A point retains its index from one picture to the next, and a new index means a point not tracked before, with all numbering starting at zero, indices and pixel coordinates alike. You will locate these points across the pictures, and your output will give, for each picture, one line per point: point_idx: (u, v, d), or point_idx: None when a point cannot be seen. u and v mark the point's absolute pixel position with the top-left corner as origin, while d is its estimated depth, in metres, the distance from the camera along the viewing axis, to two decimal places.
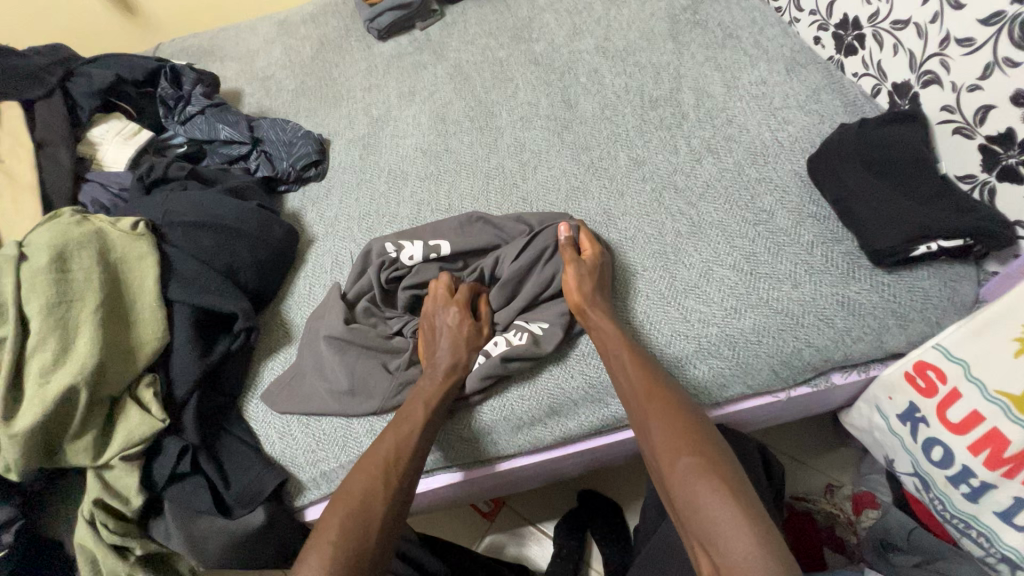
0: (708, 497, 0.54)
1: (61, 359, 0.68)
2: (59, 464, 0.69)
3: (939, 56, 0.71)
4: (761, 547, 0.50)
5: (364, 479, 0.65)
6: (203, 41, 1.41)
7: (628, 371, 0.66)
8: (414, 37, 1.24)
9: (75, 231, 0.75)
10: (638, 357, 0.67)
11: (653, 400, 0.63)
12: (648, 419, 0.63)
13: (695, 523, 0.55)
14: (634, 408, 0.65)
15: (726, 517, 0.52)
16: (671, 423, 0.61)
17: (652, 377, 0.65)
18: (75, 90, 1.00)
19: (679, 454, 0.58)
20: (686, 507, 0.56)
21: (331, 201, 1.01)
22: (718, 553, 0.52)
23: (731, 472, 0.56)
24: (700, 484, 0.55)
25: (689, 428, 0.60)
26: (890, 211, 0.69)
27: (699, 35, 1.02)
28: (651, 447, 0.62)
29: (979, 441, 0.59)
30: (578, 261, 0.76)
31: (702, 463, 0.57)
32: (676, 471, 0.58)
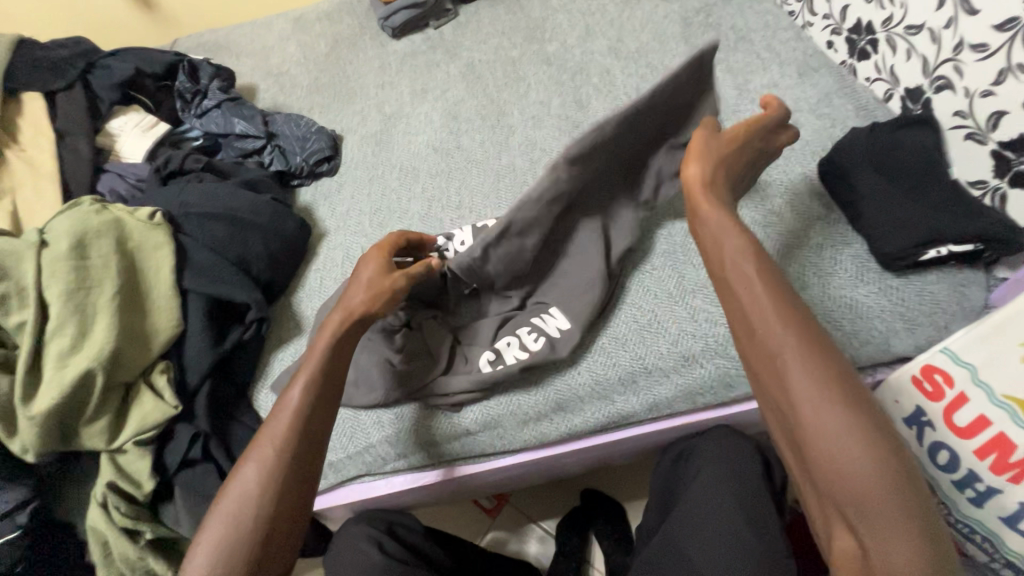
0: (866, 471, 0.47)
1: (79, 344, 0.69)
2: (74, 446, 0.70)
3: (952, 61, 0.71)
4: (917, 536, 0.45)
5: (255, 456, 0.58)
6: (220, 37, 1.43)
7: (761, 299, 0.55)
8: (428, 36, 1.25)
9: (95, 219, 0.76)
10: (774, 284, 0.56)
11: (801, 347, 0.52)
12: (786, 368, 0.52)
13: (835, 492, 0.48)
14: (762, 343, 0.54)
15: (888, 494, 0.46)
16: (822, 374, 0.50)
17: (802, 325, 0.53)
18: (95, 82, 1.02)
19: (830, 411, 0.49)
20: (825, 472, 0.48)
21: (343, 195, 1.02)
22: (870, 535, 0.46)
23: (891, 438, 0.48)
24: (856, 452, 0.47)
25: (845, 385, 0.50)
26: (900, 216, 0.69)
27: (711, 37, 1.03)
28: (784, 394, 0.52)
29: (985, 446, 0.60)
30: (718, 158, 0.65)
31: (864, 429, 0.48)
32: (824, 432, 0.49)
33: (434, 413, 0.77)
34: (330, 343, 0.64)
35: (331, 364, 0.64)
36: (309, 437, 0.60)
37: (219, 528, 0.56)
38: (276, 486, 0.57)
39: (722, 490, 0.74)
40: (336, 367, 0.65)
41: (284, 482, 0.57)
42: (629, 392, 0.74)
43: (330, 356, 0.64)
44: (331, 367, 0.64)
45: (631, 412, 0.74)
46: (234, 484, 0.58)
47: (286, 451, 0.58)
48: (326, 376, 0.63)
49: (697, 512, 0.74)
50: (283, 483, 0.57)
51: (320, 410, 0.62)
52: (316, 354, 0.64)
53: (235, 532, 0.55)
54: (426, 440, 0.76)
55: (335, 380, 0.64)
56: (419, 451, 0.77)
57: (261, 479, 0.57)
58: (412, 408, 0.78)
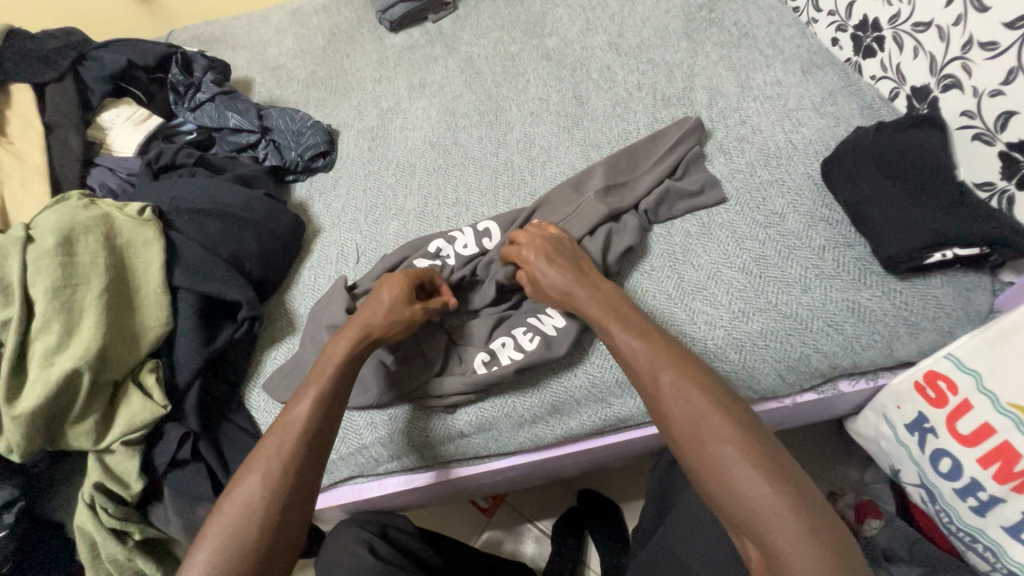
0: (747, 484, 0.49)
1: (65, 342, 0.68)
2: (61, 445, 0.69)
3: (961, 60, 0.70)
4: (812, 535, 0.46)
5: (261, 463, 0.57)
6: (216, 28, 1.41)
7: (631, 346, 0.59)
8: (426, 29, 1.23)
9: (82, 214, 0.75)
10: (636, 329, 0.61)
11: (675, 378, 0.55)
12: (667, 398, 0.55)
13: (734, 511, 0.49)
14: (645, 386, 0.57)
15: (775, 501, 0.47)
16: (697, 399, 0.54)
17: (669, 359, 0.57)
18: (86, 74, 1.00)
19: (707, 436, 0.52)
20: (722, 493, 0.50)
21: (338, 191, 1.00)
22: (768, 549, 0.47)
23: (767, 449, 0.50)
24: (736, 466, 0.49)
25: (721, 404, 0.53)
26: (905, 218, 0.68)
27: (714, 33, 1.01)
28: (668, 428, 0.55)
29: (989, 455, 0.58)
30: (543, 253, 0.71)
31: (742, 443, 0.50)
32: (709, 453, 0.51)
33: (428, 414, 0.76)
34: (346, 357, 0.65)
35: (342, 375, 0.64)
36: (315, 447, 0.59)
37: (222, 536, 0.53)
38: (282, 494, 0.55)
39: None
40: (347, 379, 0.64)
41: (289, 489, 0.56)
42: (626, 395, 0.73)
43: (344, 367, 0.64)
44: (340, 375, 0.63)
45: (628, 415, 0.73)
46: (236, 494, 0.56)
47: (293, 458, 0.57)
48: (336, 386, 0.63)
49: (694, 518, 0.72)
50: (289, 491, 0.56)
51: (329, 420, 0.61)
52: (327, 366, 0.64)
53: (238, 541, 0.53)
54: (420, 441, 0.75)
55: (342, 389, 0.64)
56: (414, 453, 0.76)
57: (264, 486, 0.55)
58: (405, 409, 0.76)
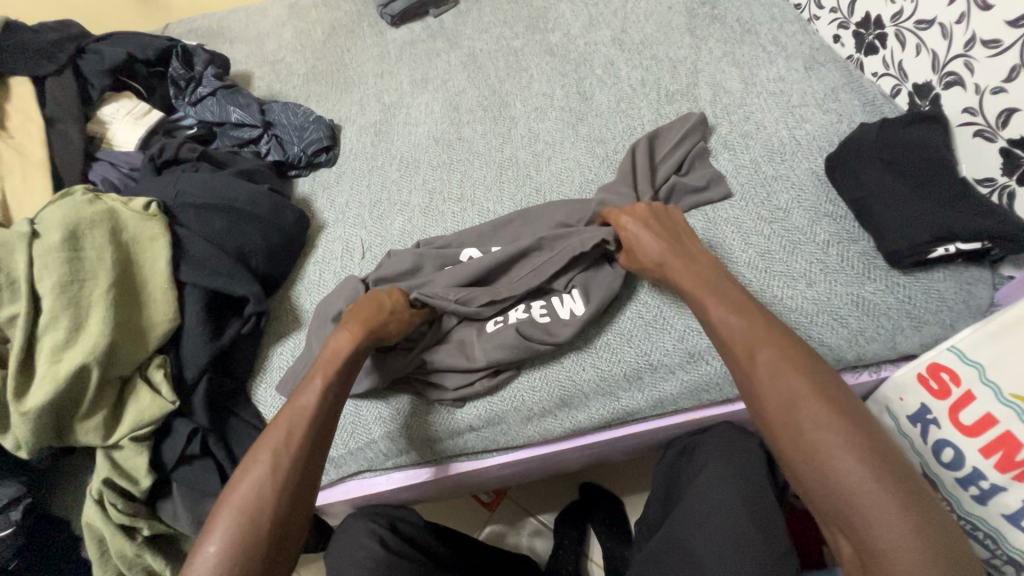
0: (843, 467, 0.48)
1: (73, 337, 0.67)
2: (68, 441, 0.68)
3: (963, 57, 0.71)
4: (914, 527, 0.45)
5: (267, 456, 0.58)
6: (214, 22, 1.39)
7: (727, 326, 0.61)
8: (427, 24, 1.22)
9: (87, 208, 0.74)
10: (735, 309, 0.61)
11: (770, 361, 0.56)
12: (762, 379, 0.55)
13: (825, 495, 0.49)
14: (741, 367, 0.58)
15: (870, 488, 0.47)
16: (790, 380, 0.54)
17: (768, 338, 0.58)
18: (86, 67, 0.98)
19: (805, 417, 0.52)
20: (813, 473, 0.50)
21: (342, 186, 1.00)
22: (863, 536, 0.47)
23: (868, 434, 0.50)
24: (833, 448, 0.49)
25: (819, 386, 0.53)
26: (909, 213, 0.69)
27: (717, 30, 1.01)
28: (762, 409, 0.55)
29: (991, 444, 0.60)
30: (642, 221, 0.74)
31: (839, 425, 0.50)
32: (799, 434, 0.52)
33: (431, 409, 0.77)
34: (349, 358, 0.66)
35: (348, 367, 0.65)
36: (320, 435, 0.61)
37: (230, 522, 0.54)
38: (293, 480, 0.57)
39: (725, 488, 0.73)
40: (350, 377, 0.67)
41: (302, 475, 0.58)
42: (634, 388, 0.74)
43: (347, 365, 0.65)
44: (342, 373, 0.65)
45: (636, 408, 0.73)
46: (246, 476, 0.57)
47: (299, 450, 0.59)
48: (343, 377, 0.65)
49: (700, 509, 0.73)
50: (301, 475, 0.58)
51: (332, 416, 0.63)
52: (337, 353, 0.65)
53: (245, 525, 0.54)
54: (424, 435, 0.76)
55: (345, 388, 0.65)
56: (422, 447, 0.76)
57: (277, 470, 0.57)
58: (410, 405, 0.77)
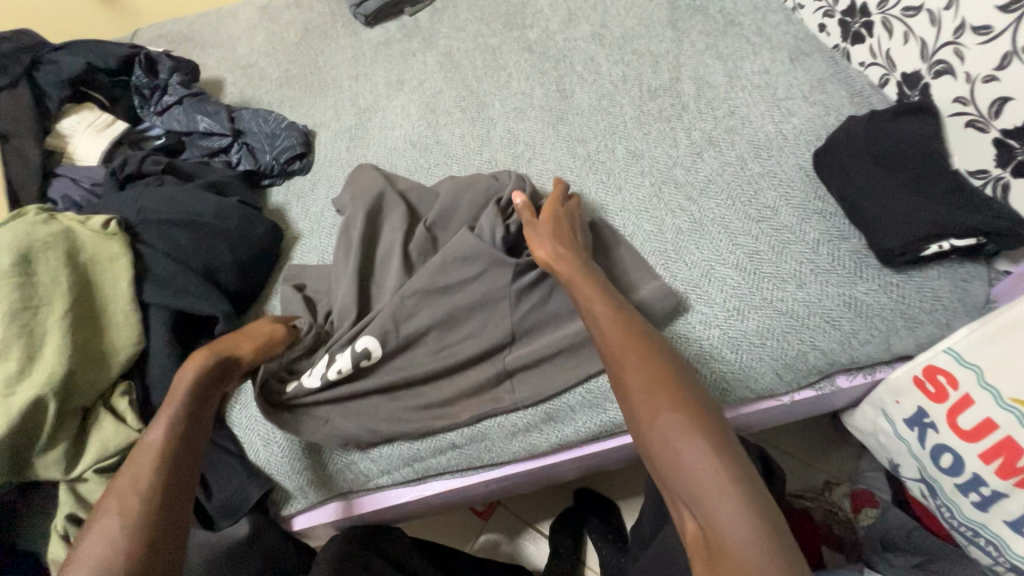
0: (687, 449, 0.47)
1: (27, 369, 0.64)
2: (27, 477, 0.65)
3: (953, 45, 0.68)
4: (740, 502, 0.44)
5: (111, 516, 0.51)
6: (183, 27, 1.35)
7: (600, 322, 0.59)
8: (402, 23, 1.18)
9: (41, 231, 0.70)
10: (612, 308, 0.60)
11: (636, 355, 0.55)
12: (626, 373, 0.54)
13: (676, 481, 0.47)
14: (611, 363, 0.57)
15: (710, 469, 0.46)
16: (639, 372, 0.53)
17: (633, 335, 0.57)
18: (43, 79, 0.94)
19: (660, 409, 0.50)
20: (660, 459, 0.49)
21: (317, 195, 0.97)
22: (705, 516, 0.44)
23: (715, 419, 0.50)
24: (681, 433, 0.48)
25: (665, 384, 0.52)
26: (901, 210, 0.66)
27: (699, 22, 0.98)
28: (628, 404, 0.53)
29: (991, 450, 0.58)
30: (550, 234, 0.70)
31: (680, 417, 0.49)
32: (647, 420, 0.51)
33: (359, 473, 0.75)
34: (183, 408, 0.60)
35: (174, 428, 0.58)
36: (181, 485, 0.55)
37: None
38: (138, 523, 0.51)
39: None
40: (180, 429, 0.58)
41: (166, 489, 0.54)
42: None
43: (179, 417, 0.59)
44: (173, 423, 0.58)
45: (624, 420, 0.71)
46: (88, 545, 0.50)
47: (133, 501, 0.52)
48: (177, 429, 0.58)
49: None
50: (159, 532, 0.51)
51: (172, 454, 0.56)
52: (180, 394, 0.61)
53: None
54: (322, 459, 0.74)
55: (189, 433, 0.59)
56: (404, 466, 0.74)
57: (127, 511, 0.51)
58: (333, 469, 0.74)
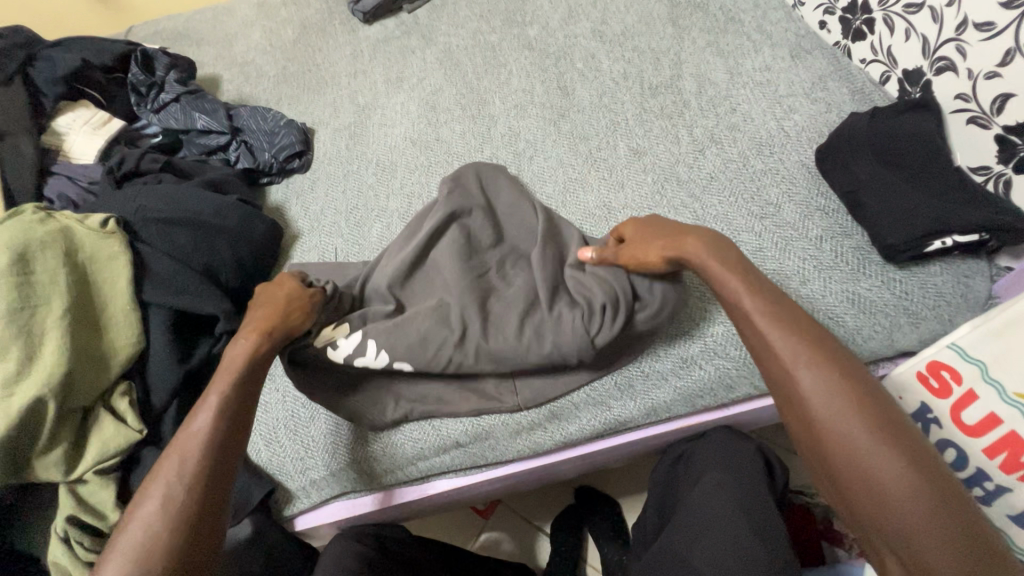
0: (897, 485, 0.46)
1: (25, 369, 0.63)
2: (28, 479, 0.64)
3: (955, 41, 0.68)
4: (957, 543, 0.44)
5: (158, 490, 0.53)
6: (178, 24, 1.33)
7: (768, 330, 0.55)
8: (401, 20, 1.18)
9: (38, 229, 0.69)
10: (782, 314, 0.56)
11: (818, 372, 0.52)
12: (808, 392, 0.51)
13: (877, 516, 0.47)
14: (785, 378, 0.53)
15: (925, 507, 0.45)
16: (848, 405, 0.50)
17: (817, 348, 0.53)
18: (38, 76, 0.93)
19: (863, 438, 0.48)
20: (862, 496, 0.48)
21: (316, 193, 0.96)
22: (910, 553, 0.45)
23: (920, 448, 0.48)
24: (891, 466, 0.47)
25: (880, 419, 0.49)
26: (905, 207, 0.67)
27: (700, 19, 0.98)
28: (814, 426, 0.51)
29: (996, 444, 0.58)
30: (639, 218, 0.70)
31: (895, 456, 0.47)
32: (850, 456, 0.48)
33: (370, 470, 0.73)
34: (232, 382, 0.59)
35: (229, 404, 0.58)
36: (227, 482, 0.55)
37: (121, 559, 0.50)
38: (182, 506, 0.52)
39: (723, 498, 0.71)
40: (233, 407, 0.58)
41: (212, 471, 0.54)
42: (625, 396, 0.71)
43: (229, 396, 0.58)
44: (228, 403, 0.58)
45: (628, 417, 0.70)
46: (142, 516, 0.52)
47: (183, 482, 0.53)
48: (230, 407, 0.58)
49: (698, 520, 0.71)
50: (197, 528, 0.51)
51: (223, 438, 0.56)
52: (233, 369, 0.60)
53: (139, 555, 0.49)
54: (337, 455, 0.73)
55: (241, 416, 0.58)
56: (408, 465, 0.73)
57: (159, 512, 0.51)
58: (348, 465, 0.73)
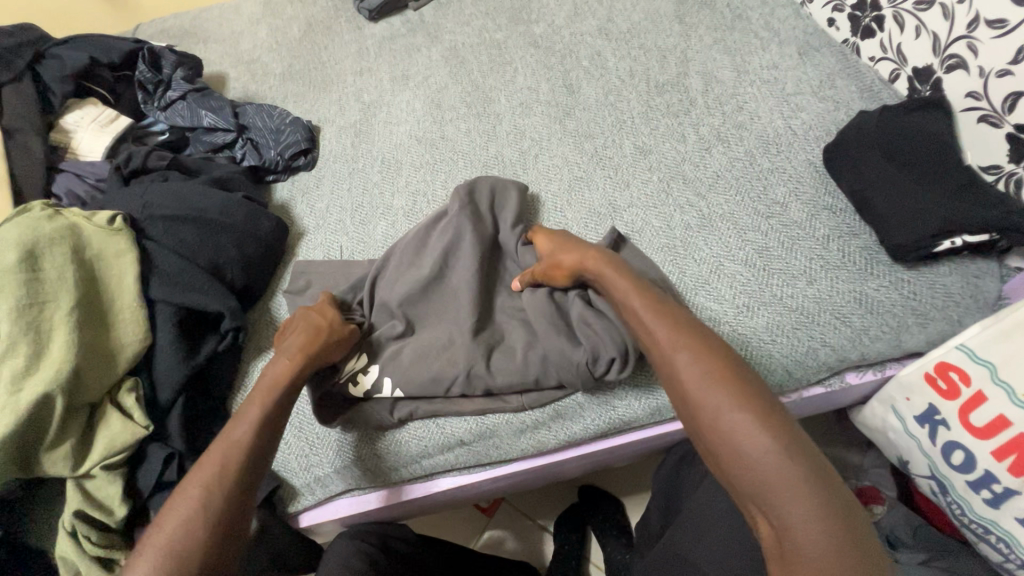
0: (758, 449, 0.46)
1: (33, 365, 0.63)
2: (33, 473, 0.64)
3: (966, 39, 0.67)
4: (817, 507, 0.43)
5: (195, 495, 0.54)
6: (185, 22, 1.34)
7: (646, 319, 0.57)
8: (406, 17, 1.18)
9: (47, 226, 0.70)
10: (653, 303, 0.58)
11: (689, 352, 0.52)
12: (683, 371, 0.52)
13: (746, 485, 0.46)
14: (660, 362, 0.54)
15: (787, 472, 0.45)
16: (702, 376, 0.50)
17: (684, 329, 0.54)
18: (46, 74, 0.94)
19: (725, 408, 0.48)
20: (727, 463, 0.48)
21: (321, 191, 0.96)
22: (779, 520, 0.44)
23: (783, 416, 0.48)
24: (750, 433, 0.46)
25: (747, 391, 0.49)
26: (914, 206, 0.66)
27: (707, 16, 0.97)
28: (688, 405, 0.51)
29: (1003, 447, 0.57)
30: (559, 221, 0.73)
31: (750, 419, 0.47)
32: (711, 425, 0.49)
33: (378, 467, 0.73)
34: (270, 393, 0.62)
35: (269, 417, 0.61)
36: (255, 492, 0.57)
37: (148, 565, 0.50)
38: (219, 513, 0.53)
39: (728, 499, 0.70)
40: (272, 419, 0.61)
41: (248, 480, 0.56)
42: (630, 395, 0.71)
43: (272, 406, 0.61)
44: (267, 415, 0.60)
45: (633, 417, 0.70)
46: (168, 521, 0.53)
47: (219, 490, 0.54)
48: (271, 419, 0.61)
49: (703, 520, 0.70)
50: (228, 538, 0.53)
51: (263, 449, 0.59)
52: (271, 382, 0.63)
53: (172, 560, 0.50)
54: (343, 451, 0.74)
55: (276, 427, 0.61)
56: (412, 463, 0.73)
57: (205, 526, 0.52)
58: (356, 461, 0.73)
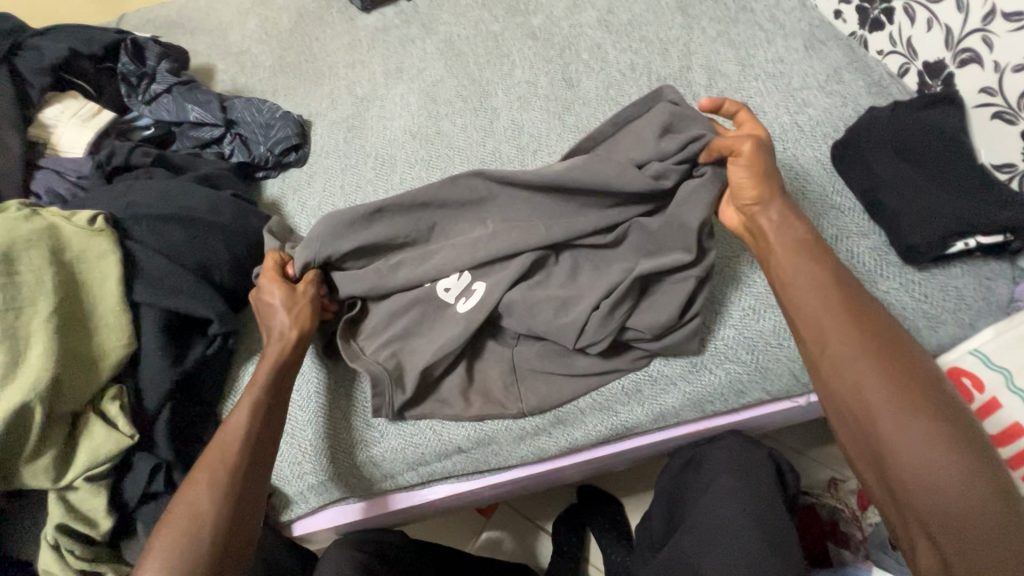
0: (944, 468, 0.45)
1: (10, 374, 0.61)
2: (15, 486, 0.62)
3: (981, 32, 0.65)
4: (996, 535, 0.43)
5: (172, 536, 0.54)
6: (171, 11, 1.29)
7: (834, 313, 0.53)
8: (400, 8, 1.14)
9: (24, 227, 0.67)
10: (846, 295, 0.54)
11: (879, 357, 0.50)
12: (853, 373, 0.51)
13: (921, 504, 0.46)
14: (837, 361, 0.52)
15: (957, 490, 0.45)
16: (901, 387, 0.48)
17: (881, 335, 0.52)
18: (23, 66, 0.90)
19: (925, 420, 0.47)
20: (917, 489, 0.46)
21: (313, 188, 0.93)
22: (953, 543, 0.44)
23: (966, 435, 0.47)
24: (932, 450, 0.46)
25: (923, 403, 0.48)
26: (926, 205, 0.64)
27: (710, 8, 0.94)
28: (865, 409, 0.49)
29: (1019, 457, 0.55)
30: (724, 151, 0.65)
31: (936, 435, 0.46)
32: (902, 443, 0.47)
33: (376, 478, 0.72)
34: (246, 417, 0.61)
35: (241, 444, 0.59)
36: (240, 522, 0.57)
37: None
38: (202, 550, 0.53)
39: (732, 508, 0.69)
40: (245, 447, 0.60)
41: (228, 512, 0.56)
42: (632, 402, 0.69)
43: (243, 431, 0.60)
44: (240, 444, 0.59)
45: (636, 423, 0.68)
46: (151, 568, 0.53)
47: (198, 528, 0.54)
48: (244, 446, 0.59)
49: (706, 529, 0.69)
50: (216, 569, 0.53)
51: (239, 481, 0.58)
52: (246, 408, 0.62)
53: None
54: (335, 462, 0.71)
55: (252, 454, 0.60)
56: (408, 469, 0.71)
57: None
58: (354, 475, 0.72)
